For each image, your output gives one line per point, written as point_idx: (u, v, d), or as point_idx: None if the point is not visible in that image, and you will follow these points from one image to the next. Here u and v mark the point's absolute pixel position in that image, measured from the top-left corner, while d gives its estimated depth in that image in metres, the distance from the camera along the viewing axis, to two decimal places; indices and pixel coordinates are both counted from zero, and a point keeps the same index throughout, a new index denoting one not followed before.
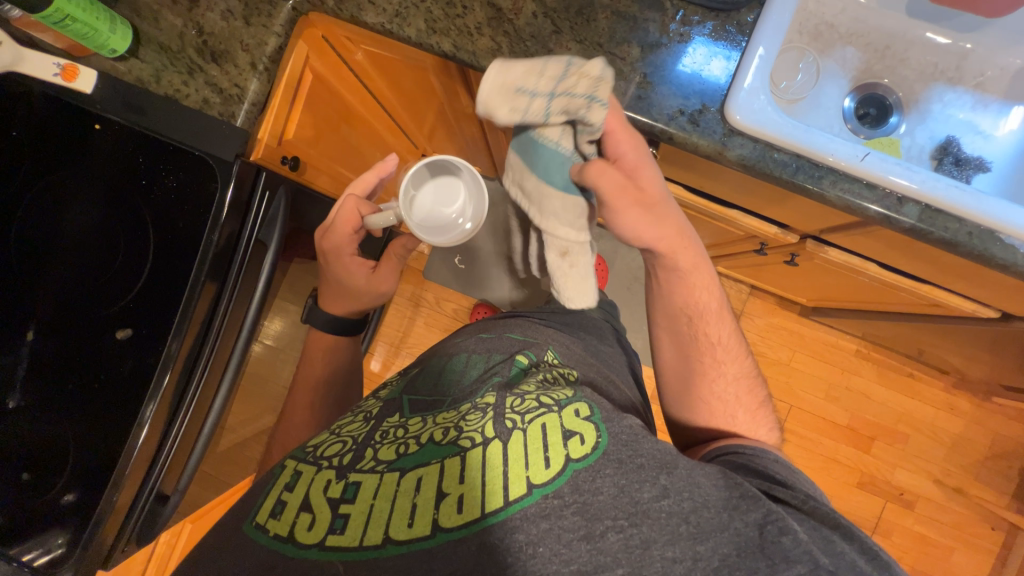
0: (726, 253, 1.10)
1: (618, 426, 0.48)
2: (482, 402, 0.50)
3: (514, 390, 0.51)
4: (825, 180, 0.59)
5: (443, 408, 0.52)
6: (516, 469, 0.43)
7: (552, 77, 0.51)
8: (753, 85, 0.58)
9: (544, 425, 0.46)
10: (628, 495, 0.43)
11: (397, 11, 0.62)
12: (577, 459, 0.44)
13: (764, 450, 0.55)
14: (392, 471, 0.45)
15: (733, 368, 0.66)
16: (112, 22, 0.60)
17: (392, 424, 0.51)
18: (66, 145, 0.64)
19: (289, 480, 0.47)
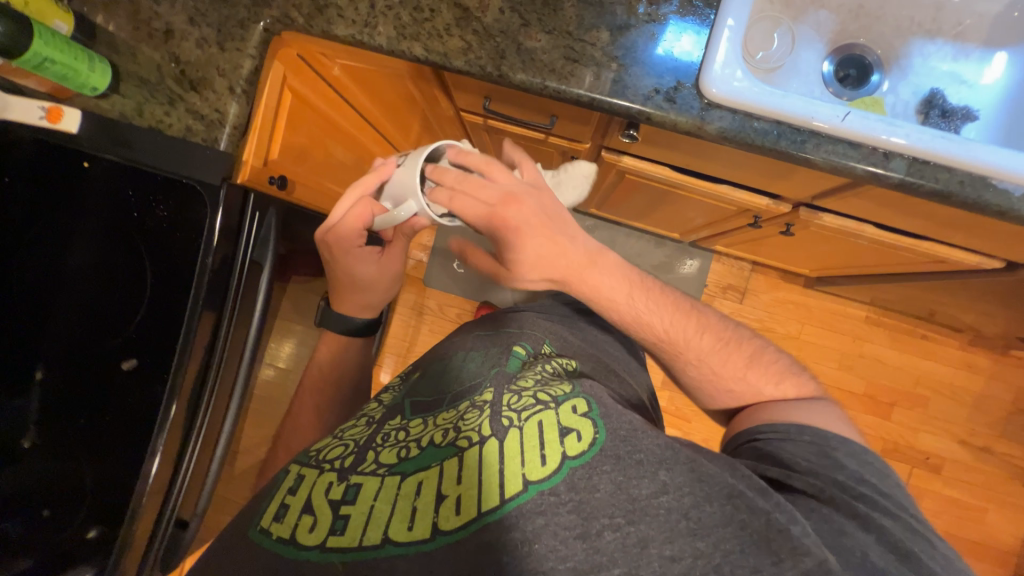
0: (721, 231, 1.09)
1: (618, 421, 0.46)
2: (480, 400, 0.50)
3: (512, 386, 0.51)
4: (808, 144, 0.58)
5: (443, 408, 0.51)
6: (512, 467, 0.43)
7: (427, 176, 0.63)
8: (726, 58, 0.58)
9: (541, 423, 0.46)
10: (626, 492, 0.42)
11: (366, 21, 0.62)
12: (575, 456, 0.43)
13: (796, 430, 0.52)
14: (393, 474, 0.45)
15: (692, 351, 0.61)
16: (91, 60, 0.62)
17: (393, 427, 0.51)
18: (60, 185, 0.65)
19: (292, 483, 0.47)
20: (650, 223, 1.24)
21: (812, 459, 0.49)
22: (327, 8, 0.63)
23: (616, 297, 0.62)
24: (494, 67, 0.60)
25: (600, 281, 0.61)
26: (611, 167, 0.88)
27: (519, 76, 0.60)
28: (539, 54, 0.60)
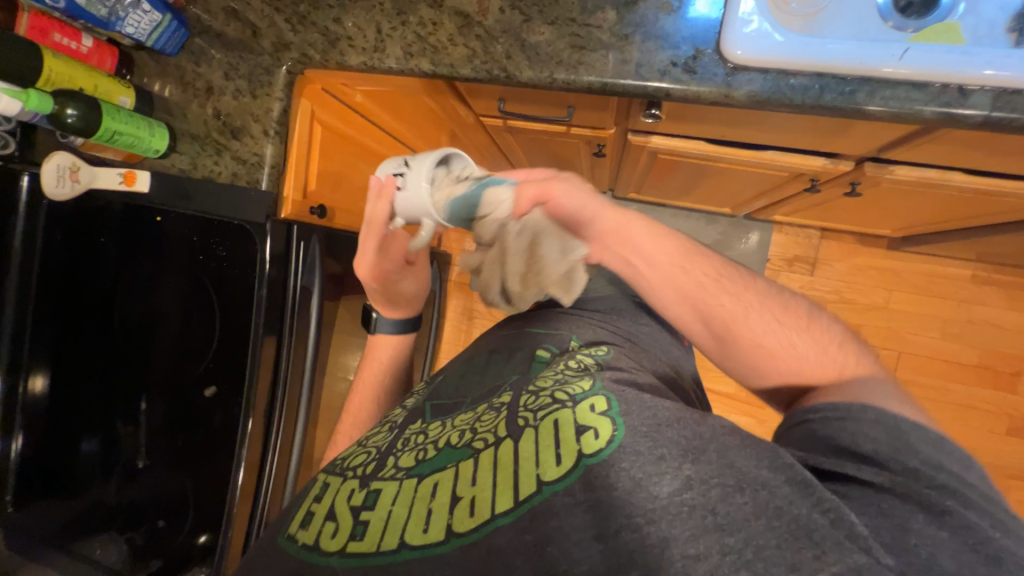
0: (777, 199, 0.99)
1: (638, 417, 0.43)
2: (497, 402, 0.51)
3: (530, 387, 0.51)
4: (859, 94, 0.51)
5: (462, 410, 0.54)
6: (526, 468, 0.42)
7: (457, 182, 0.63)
8: (748, 11, 0.52)
9: (556, 420, 0.44)
10: (643, 489, 0.38)
11: (375, 46, 0.64)
12: (589, 453, 0.41)
13: (859, 408, 0.42)
14: (410, 477, 0.47)
15: (727, 308, 0.54)
16: (150, 126, 0.69)
17: (414, 431, 0.53)
18: (145, 240, 0.77)
19: (319, 491, 0.51)
20: (695, 200, 1.15)
21: (879, 438, 0.40)
22: (339, 40, 0.66)
23: (646, 253, 0.58)
24: (499, 69, 0.59)
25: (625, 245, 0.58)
26: (641, 148, 0.83)
27: (526, 74, 0.59)
28: (544, 48, 0.58)
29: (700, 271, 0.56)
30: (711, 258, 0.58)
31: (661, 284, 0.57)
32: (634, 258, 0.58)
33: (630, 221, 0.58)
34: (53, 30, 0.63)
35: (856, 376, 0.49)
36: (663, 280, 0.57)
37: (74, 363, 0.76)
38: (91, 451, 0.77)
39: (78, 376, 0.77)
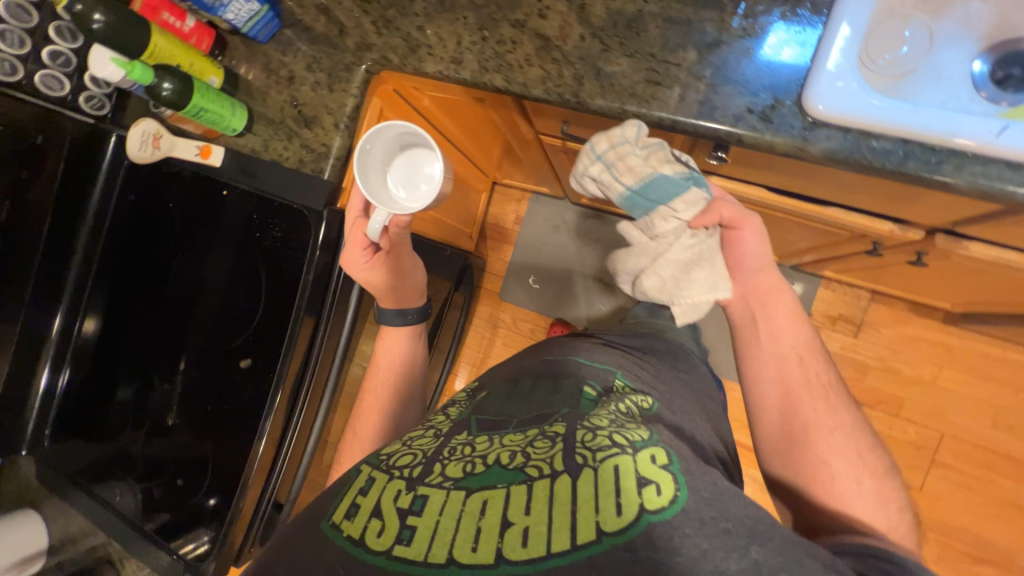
0: (830, 256, 0.95)
1: (701, 481, 0.43)
2: (551, 430, 0.48)
3: (586, 422, 0.49)
4: (945, 165, 0.49)
5: (510, 430, 0.51)
6: (584, 512, 0.41)
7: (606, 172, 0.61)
8: (836, 67, 0.51)
9: (617, 467, 0.43)
10: (711, 562, 0.38)
11: (453, 57, 0.66)
12: (653, 511, 0.40)
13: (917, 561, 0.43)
14: (458, 488, 0.45)
15: (817, 415, 0.59)
16: (233, 107, 0.73)
17: (460, 441, 0.51)
18: (204, 207, 0.79)
19: (363, 484, 0.49)
20: None
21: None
22: (420, 48, 0.68)
23: (769, 333, 0.64)
24: (571, 94, 0.60)
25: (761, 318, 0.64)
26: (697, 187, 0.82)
27: (597, 101, 0.59)
28: (619, 79, 0.59)
29: (813, 369, 0.62)
30: (825, 367, 0.63)
31: (771, 360, 0.63)
32: (755, 334, 0.64)
33: (782, 292, 0.64)
34: (162, 8, 0.68)
35: (896, 534, 0.51)
36: (774, 358, 0.62)
37: (126, 313, 0.82)
38: (123, 400, 0.81)
39: (127, 327, 0.81)
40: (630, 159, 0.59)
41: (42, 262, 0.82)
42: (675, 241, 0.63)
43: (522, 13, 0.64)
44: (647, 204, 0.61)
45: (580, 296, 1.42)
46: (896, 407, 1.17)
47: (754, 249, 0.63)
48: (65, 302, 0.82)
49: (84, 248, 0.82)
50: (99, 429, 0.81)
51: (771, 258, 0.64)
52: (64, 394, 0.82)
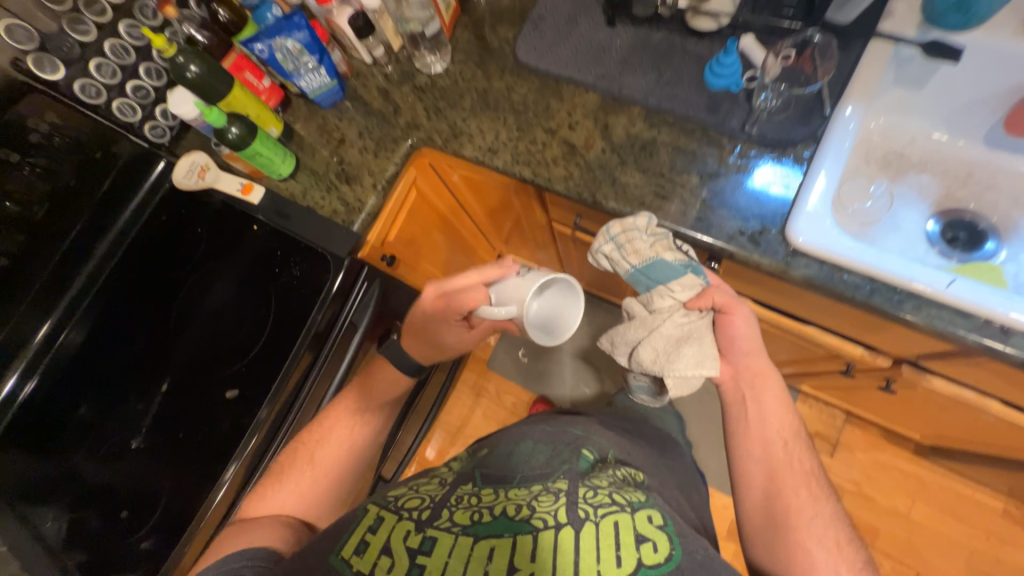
0: (807, 372, 1.01)
1: (693, 544, 0.46)
2: (553, 486, 0.51)
3: (587, 480, 0.52)
4: (906, 304, 0.56)
5: (514, 484, 0.52)
6: (586, 562, 0.44)
7: (616, 253, 0.62)
8: (814, 208, 0.61)
9: (617, 523, 0.46)
10: None
11: (490, 148, 0.76)
12: (649, 566, 0.43)
13: None
14: (467, 534, 0.47)
15: (799, 500, 0.60)
16: (284, 156, 0.81)
17: (465, 490, 0.53)
18: (227, 238, 0.84)
19: (372, 523, 0.50)
20: None
21: None
22: (462, 135, 0.78)
23: (757, 414, 0.64)
24: (588, 194, 0.70)
25: (750, 400, 0.64)
26: None
27: (610, 204, 0.68)
28: (631, 188, 0.68)
29: (798, 455, 0.62)
30: (812, 454, 0.63)
31: (758, 440, 0.64)
32: (744, 414, 0.65)
33: (771, 375, 0.64)
34: (245, 69, 0.79)
35: None
36: (760, 440, 0.63)
37: (113, 327, 0.80)
38: (84, 417, 0.76)
39: (113, 341, 0.79)
40: (638, 241, 0.62)
41: (51, 270, 0.80)
42: (668, 318, 0.61)
43: (554, 123, 0.75)
44: (649, 282, 0.62)
45: (566, 376, 1.44)
46: (871, 537, 1.15)
47: (743, 332, 0.62)
48: (59, 311, 0.80)
49: (97, 259, 0.82)
50: (45, 446, 0.75)
51: (759, 340, 0.64)
52: (25, 402, 0.77)
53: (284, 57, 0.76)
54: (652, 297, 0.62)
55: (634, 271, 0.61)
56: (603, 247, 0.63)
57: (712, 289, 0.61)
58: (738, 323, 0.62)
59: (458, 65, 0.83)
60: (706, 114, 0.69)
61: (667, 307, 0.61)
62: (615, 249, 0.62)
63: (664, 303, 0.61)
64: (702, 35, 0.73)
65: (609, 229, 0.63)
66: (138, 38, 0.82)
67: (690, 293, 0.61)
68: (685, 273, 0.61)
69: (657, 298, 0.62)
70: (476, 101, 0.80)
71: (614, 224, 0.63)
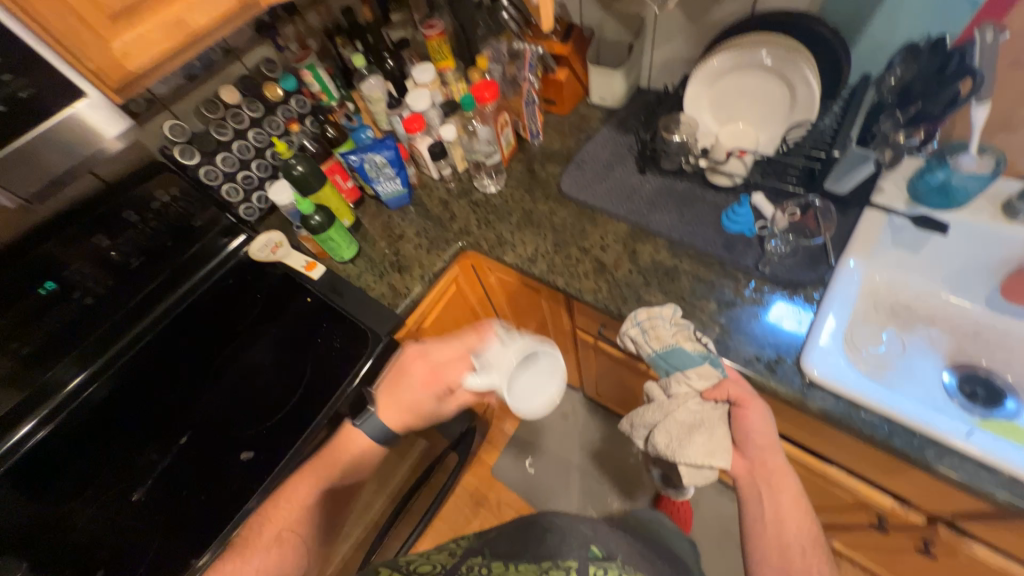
0: (836, 524, 0.94)
1: None
2: (563, 566, 0.45)
3: (599, 565, 0.45)
4: (928, 451, 0.57)
5: (522, 562, 0.47)
6: None
7: (639, 338, 0.69)
8: (827, 345, 0.65)
9: None
10: None
11: (529, 257, 0.86)
12: None
13: None
14: None
15: None
16: (349, 243, 0.92)
17: (475, 564, 0.49)
18: (281, 304, 0.92)
19: None
20: None
21: None
22: (506, 244, 0.90)
23: (772, 514, 0.58)
24: (615, 307, 0.77)
25: (763, 497, 0.59)
26: None
27: None
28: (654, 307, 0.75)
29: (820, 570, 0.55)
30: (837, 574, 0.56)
31: (774, 543, 0.57)
32: (758, 513, 0.59)
33: (789, 474, 0.60)
34: (337, 173, 0.96)
35: None
36: (775, 545, 0.57)
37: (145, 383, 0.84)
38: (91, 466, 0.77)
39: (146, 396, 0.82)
40: (661, 329, 0.68)
41: (114, 321, 0.85)
42: (682, 403, 0.64)
43: (588, 244, 0.85)
44: (668, 368, 0.67)
45: (574, 495, 1.36)
46: None
47: (760, 428, 0.61)
48: (93, 365, 0.83)
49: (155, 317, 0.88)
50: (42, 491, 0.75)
51: (778, 437, 0.62)
52: (31, 451, 0.76)
53: (370, 167, 0.93)
54: (669, 382, 0.66)
55: (655, 355, 0.68)
56: (630, 331, 0.70)
57: (729, 380, 0.63)
58: (754, 422, 0.61)
59: (510, 189, 0.98)
60: (723, 252, 0.78)
61: (682, 391, 0.65)
62: (639, 334, 0.69)
63: (680, 388, 0.65)
64: (718, 188, 0.87)
65: (636, 314, 0.71)
66: (260, 143, 0.97)
67: (706, 382, 0.64)
68: (703, 363, 0.65)
69: (676, 383, 0.65)
70: (521, 218, 0.93)
71: (641, 310, 0.71)
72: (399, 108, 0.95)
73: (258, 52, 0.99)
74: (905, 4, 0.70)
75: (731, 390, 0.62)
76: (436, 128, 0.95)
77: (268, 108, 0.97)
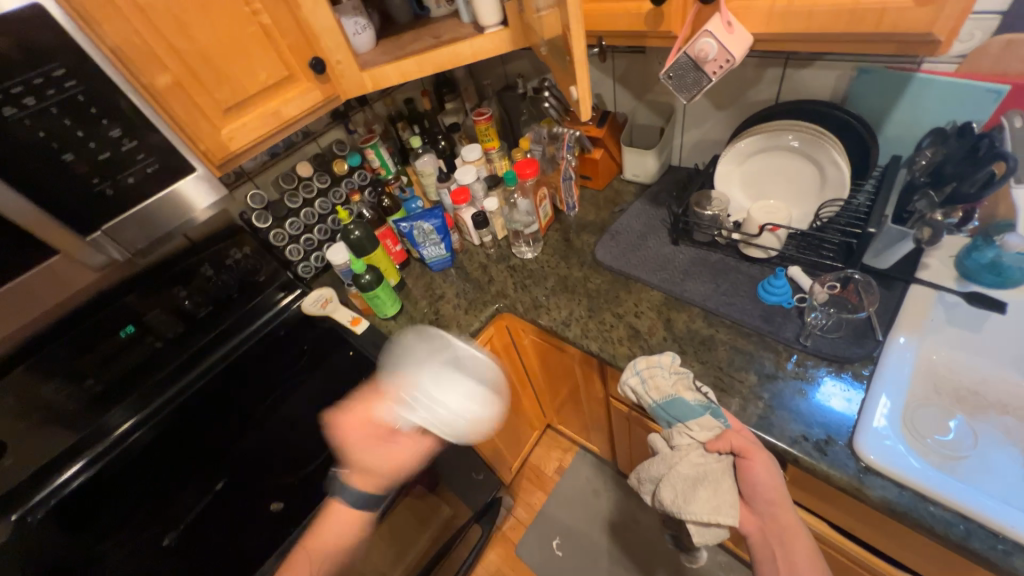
0: None
1: None
2: None
3: None
4: (1016, 557, 0.50)
5: None
6: None
7: (638, 387, 0.70)
8: (882, 427, 0.61)
9: None
10: None
11: (563, 320, 0.88)
12: None
13: None
14: None
15: None
16: (392, 300, 0.98)
17: None
18: (324, 353, 0.99)
19: None
20: None
21: None
22: (540, 307, 0.92)
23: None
24: None
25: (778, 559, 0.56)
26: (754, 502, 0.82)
27: None
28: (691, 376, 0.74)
29: None
30: None
31: None
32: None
33: (803, 533, 0.56)
34: (388, 238, 1.05)
35: None
36: None
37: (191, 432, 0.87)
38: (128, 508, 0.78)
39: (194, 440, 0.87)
40: (660, 378, 0.69)
41: (171, 367, 0.90)
42: (685, 456, 0.63)
43: (622, 310, 0.87)
44: (668, 418, 0.66)
45: None
46: None
47: (767, 483, 0.59)
48: (145, 410, 0.86)
49: (206, 364, 0.93)
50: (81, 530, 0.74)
51: (788, 493, 0.59)
52: (75, 490, 0.77)
53: (418, 233, 1.01)
54: (670, 432, 0.66)
55: (654, 403, 0.68)
56: (629, 381, 0.71)
57: (731, 432, 0.62)
58: (757, 474, 0.59)
59: (546, 255, 1.04)
60: (761, 323, 0.77)
61: (683, 443, 0.64)
62: (638, 383, 0.70)
63: (682, 440, 0.64)
64: (753, 260, 0.87)
65: (635, 364, 0.72)
66: (324, 210, 1.08)
67: (707, 433, 0.63)
68: (700, 413, 0.64)
69: (677, 433, 0.65)
70: (557, 283, 0.96)
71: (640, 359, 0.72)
72: (447, 182, 1.04)
73: (331, 134, 1.13)
74: (926, 94, 0.73)
75: (729, 441, 0.61)
76: (480, 199, 1.04)
77: (335, 180, 1.09)
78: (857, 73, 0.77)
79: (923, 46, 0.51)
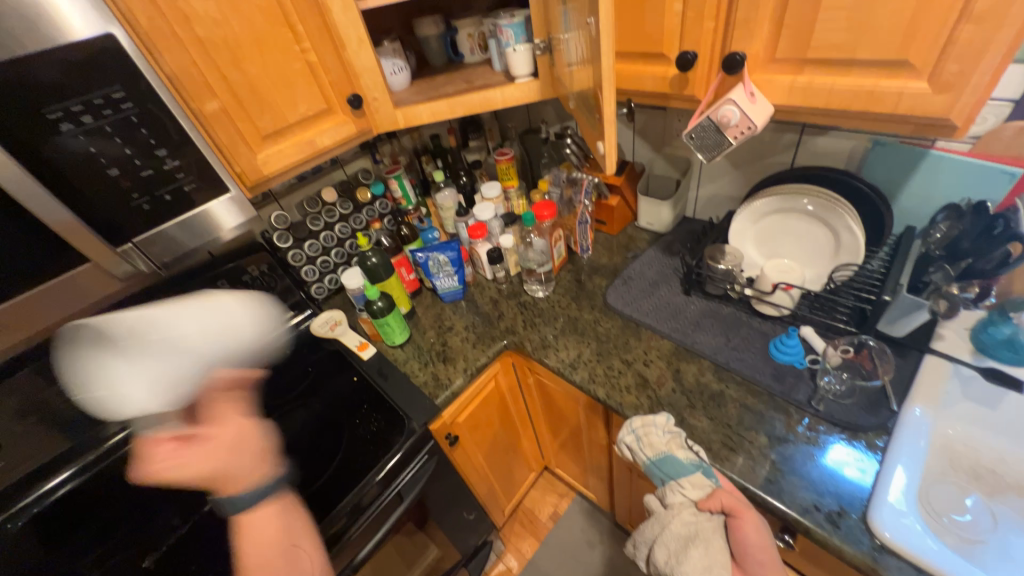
0: None
1: None
2: None
3: None
4: None
5: None
6: None
7: (634, 442, 0.70)
8: (898, 502, 0.59)
9: None
10: None
11: (571, 362, 0.88)
12: None
13: None
14: None
15: None
16: (402, 328, 0.99)
17: None
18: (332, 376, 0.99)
19: None
20: None
21: None
22: (548, 347, 0.92)
23: None
24: None
25: None
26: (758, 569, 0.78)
27: None
28: (699, 431, 0.72)
29: None
30: None
31: None
32: None
33: None
34: (403, 266, 1.07)
35: None
36: None
37: None
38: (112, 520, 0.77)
39: None
40: (654, 436, 0.69)
41: None
42: (677, 515, 0.62)
43: (631, 356, 0.86)
44: (662, 476, 0.66)
45: None
46: None
47: (758, 547, 0.56)
48: None
49: None
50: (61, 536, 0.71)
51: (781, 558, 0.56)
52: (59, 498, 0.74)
53: (433, 264, 1.02)
54: (664, 490, 0.65)
55: (647, 459, 0.67)
56: (625, 439, 0.71)
57: (721, 490, 0.61)
58: (749, 535, 0.57)
59: (557, 295, 1.04)
60: (772, 382, 0.76)
61: (675, 502, 0.63)
62: (634, 439, 0.70)
63: (675, 498, 0.63)
64: (765, 317, 0.88)
65: (631, 421, 0.72)
66: (343, 235, 1.10)
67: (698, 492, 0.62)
68: (693, 473, 0.64)
69: (671, 491, 0.64)
70: (566, 324, 0.96)
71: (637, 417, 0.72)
72: (465, 217, 1.07)
73: (358, 163, 1.19)
74: (941, 168, 0.75)
75: (720, 500, 0.60)
76: (496, 236, 1.06)
77: (357, 207, 1.11)
78: (873, 145, 0.80)
79: (942, 128, 0.53)
